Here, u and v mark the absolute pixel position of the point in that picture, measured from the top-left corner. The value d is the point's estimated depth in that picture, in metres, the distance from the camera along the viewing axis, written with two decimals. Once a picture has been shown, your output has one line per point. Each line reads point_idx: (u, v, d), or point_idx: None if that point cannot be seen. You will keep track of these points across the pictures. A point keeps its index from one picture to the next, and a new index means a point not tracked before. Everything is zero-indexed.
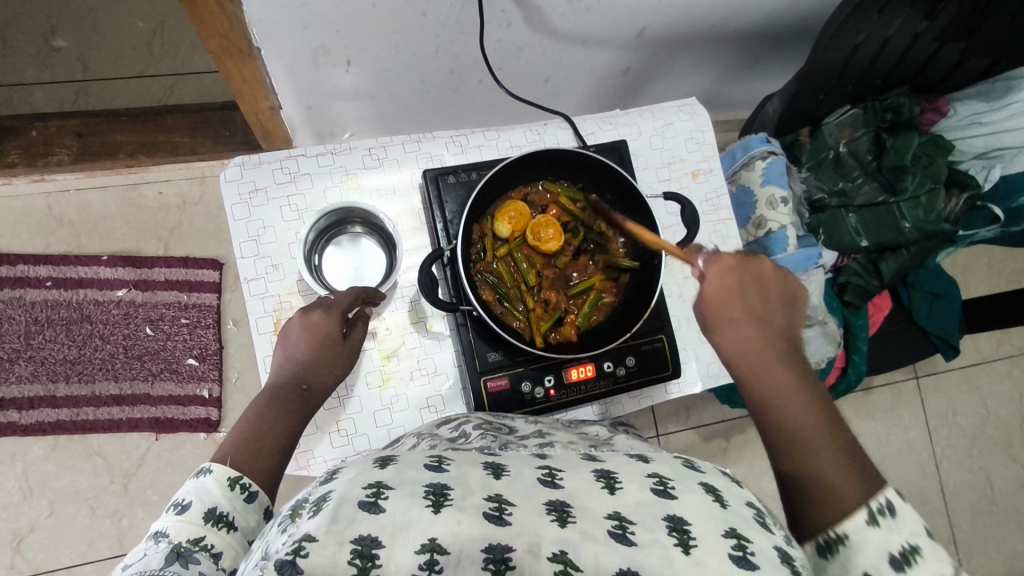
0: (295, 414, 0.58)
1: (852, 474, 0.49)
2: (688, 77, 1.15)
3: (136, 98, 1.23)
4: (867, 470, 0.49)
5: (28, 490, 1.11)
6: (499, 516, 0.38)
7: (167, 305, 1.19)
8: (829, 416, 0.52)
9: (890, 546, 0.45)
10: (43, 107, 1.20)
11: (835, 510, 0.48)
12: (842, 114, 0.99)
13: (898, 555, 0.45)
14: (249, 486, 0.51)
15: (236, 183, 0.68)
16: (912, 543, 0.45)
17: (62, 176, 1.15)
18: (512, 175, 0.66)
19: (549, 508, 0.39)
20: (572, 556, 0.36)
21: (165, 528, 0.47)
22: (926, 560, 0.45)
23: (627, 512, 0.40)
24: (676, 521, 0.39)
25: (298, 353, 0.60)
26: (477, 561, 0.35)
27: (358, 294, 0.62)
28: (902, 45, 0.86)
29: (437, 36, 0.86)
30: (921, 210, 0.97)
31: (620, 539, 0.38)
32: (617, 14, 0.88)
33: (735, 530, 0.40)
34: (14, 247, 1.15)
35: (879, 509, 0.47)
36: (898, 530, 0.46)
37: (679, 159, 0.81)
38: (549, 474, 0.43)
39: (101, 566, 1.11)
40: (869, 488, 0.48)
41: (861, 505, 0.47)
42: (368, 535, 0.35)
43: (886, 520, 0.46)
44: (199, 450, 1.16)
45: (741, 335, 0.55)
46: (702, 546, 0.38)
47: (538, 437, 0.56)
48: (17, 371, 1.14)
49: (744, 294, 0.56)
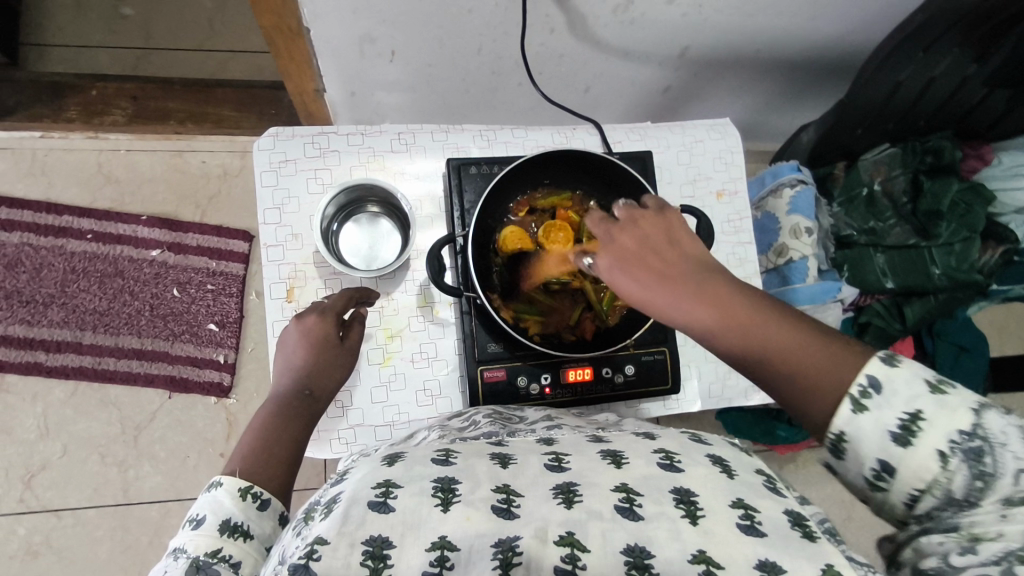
0: (303, 417, 0.60)
1: (824, 362, 0.43)
2: (726, 102, 1.14)
3: (192, 70, 1.29)
4: (836, 346, 0.44)
5: (45, 430, 1.16)
6: (507, 508, 0.39)
7: (196, 270, 1.23)
8: (777, 312, 0.46)
9: (887, 423, 0.41)
10: (106, 70, 1.27)
11: (820, 405, 0.43)
12: (880, 152, 0.98)
13: (898, 430, 0.40)
14: (260, 495, 0.52)
15: (268, 153, 0.70)
16: (910, 410, 0.40)
17: (114, 136, 1.21)
18: (533, 171, 0.68)
19: (555, 491, 0.40)
20: (579, 537, 0.37)
21: (182, 544, 0.47)
22: (930, 422, 0.40)
23: (634, 484, 0.41)
24: (683, 493, 0.40)
25: (296, 359, 0.62)
26: (487, 554, 0.36)
27: (350, 296, 0.66)
28: (948, 87, 0.84)
29: (481, 35, 0.87)
30: (954, 258, 0.94)
31: (629, 514, 0.39)
32: (659, 30, 0.88)
33: (743, 500, 0.41)
34: (64, 198, 1.21)
35: (861, 391, 0.42)
36: (891, 403, 0.41)
37: (705, 177, 0.81)
38: (556, 458, 0.44)
39: (103, 512, 1.14)
40: (849, 367, 0.43)
41: (840, 394, 0.42)
42: (379, 535, 0.36)
43: (873, 399, 0.41)
44: (208, 413, 1.20)
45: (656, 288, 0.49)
46: (709, 516, 0.39)
47: (547, 421, 0.58)
48: (49, 316, 1.19)
49: (641, 247, 0.51)
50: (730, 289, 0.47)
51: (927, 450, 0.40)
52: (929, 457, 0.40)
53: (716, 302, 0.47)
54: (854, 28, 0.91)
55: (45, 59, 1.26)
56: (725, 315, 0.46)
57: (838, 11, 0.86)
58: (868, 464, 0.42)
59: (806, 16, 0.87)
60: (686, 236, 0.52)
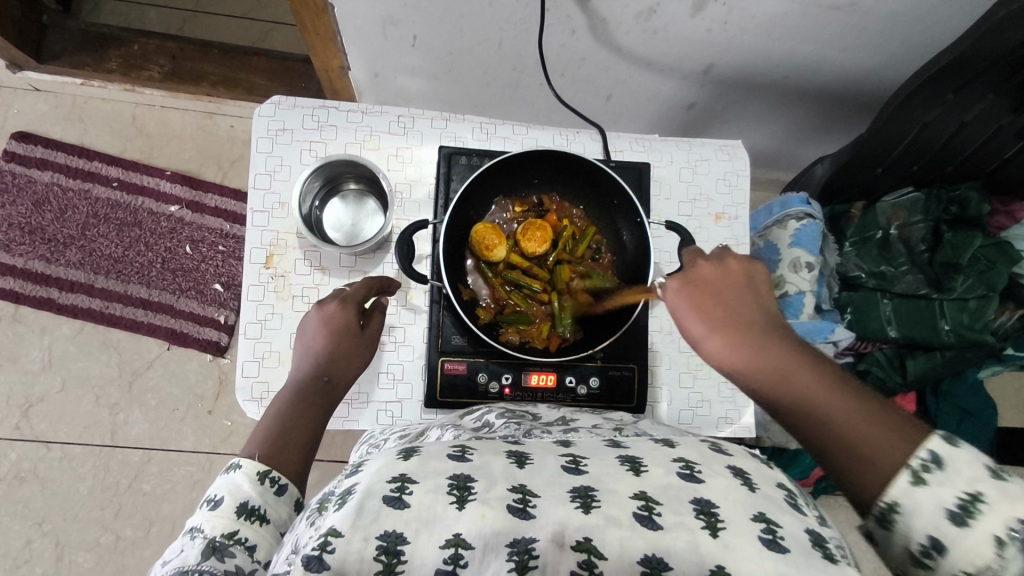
0: (320, 407, 0.60)
1: (881, 433, 0.43)
2: (754, 125, 1.11)
3: (234, 36, 1.30)
4: (898, 421, 0.44)
5: (49, 363, 1.20)
6: (522, 509, 0.37)
7: (210, 230, 1.26)
8: (841, 380, 0.47)
9: (944, 500, 0.40)
10: (153, 27, 1.29)
11: (877, 473, 0.43)
12: (902, 196, 0.96)
13: (956, 508, 0.40)
14: (278, 480, 0.53)
15: (267, 120, 0.72)
16: (971, 490, 0.40)
17: (150, 92, 1.26)
18: (520, 167, 0.67)
19: (573, 494, 0.38)
20: (597, 545, 0.36)
21: (200, 523, 0.49)
22: (990, 506, 0.39)
23: (653, 493, 0.39)
24: (703, 504, 0.39)
25: (317, 346, 0.62)
26: (502, 553, 0.35)
27: (373, 284, 0.66)
28: (980, 136, 0.83)
29: (501, 29, 0.84)
30: (967, 316, 0.93)
31: (646, 522, 0.37)
32: (685, 44, 0.86)
33: (764, 514, 0.39)
34: (97, 145, 1.27)
35: (923, 465, 0.41)
36: (953, 481, 0.40)
37: (706, 198, 0.79)
38: (573, 461, 0.42)
39: (90, 450, 1.18)
40: (907, 441, 0.43)
41: (898, 465, 0.42)
42: (394, 530, 0.35)
43: (934, 474, 0.41)
44: (201, 369, 1.23)
45: (734, 343, 0.50)
46: (729, 529, 0.37)
47: (562, 423, 0.57)
48: (67, 256, 1.24)
49: (717, 297, 0.53)
50: (800, 352, 0.48)
51: (984, 535, 0.39)
52: (986, 543, 0.38)
53: (788, 363, 0.48)
54: (889, 62, 0.87)
55: (98, 10, 1.29)
56: (798, 380, 0.47)
57: (875, 43, 0.83)
58: (917, 539, 0.41)
59: (840, 45, 0.84)
60: (764, 291, 0.53)
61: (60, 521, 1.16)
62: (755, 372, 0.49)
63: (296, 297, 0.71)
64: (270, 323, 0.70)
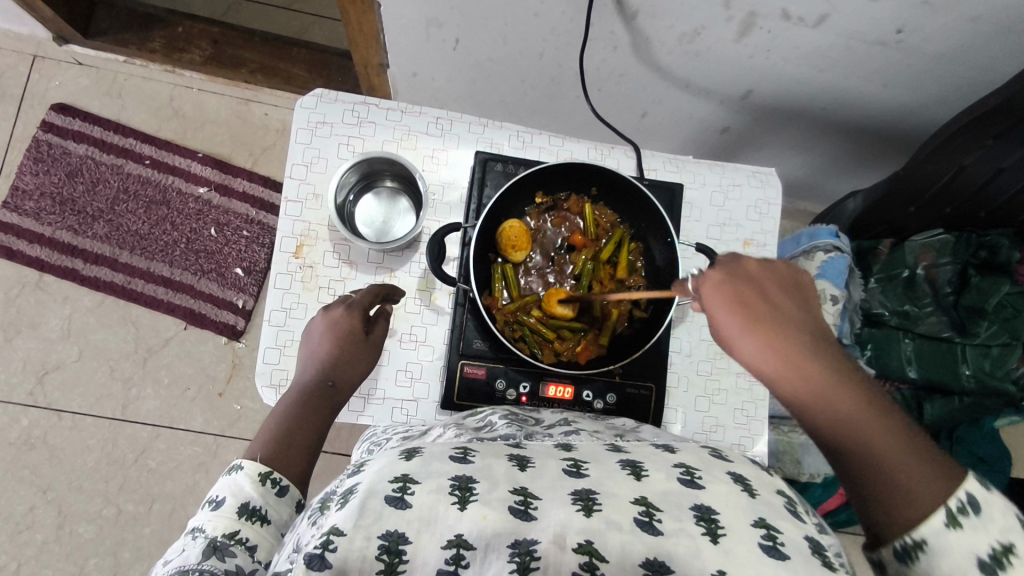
0: (326, 409, 0.61)
1: (923, 472, 0.43)
2: (786, 153, 1.11)
3: (278, 26, 1.30)
4: (937, 458, 0.44)
5: (67, 333, 1.22)
6: (524, 510, 0.37)
7: (236, 215, 1.28)
8: (891, 414, 0.46)
9: (979, 548, 0.41)
10: (193, 8, 1.29)
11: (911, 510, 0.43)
12: (932, 236, 0.95)
13: (987, 557, 0.41)
14: (279, 481, 0.54)
15: (309, 111, 0.73)
16: (1003, 541, 0.41)
17: (190, 74, 1.28)
18: (552, 177, 0.67)
19: (574, 496, 0.38)
20: (598, 547, 0.36)
21: (201, 525, 0.49)
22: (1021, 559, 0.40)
23: (654, 499, 0.39)
24: (703, 510, 0.38)
25: (321, 350, 0.62)
26: (504, 554, 0.35)
27: (377, 291, 0.66)
28: (1016, 184, 0.82)
29: (544, 40, 0.85)
30: (989, 361, 0.94)
31: (647, 528, 0.37)
32: (726, 68, 0.85)
33: (764, 520, 0.39)
34: (132, 122, 1.28)
35: (960, 507, 0.42)
36: (986, 526, 0.41)
37: (735, 224, 0.79)
38: (574, 465, 0.42)
39: (100, 422, 1.19)
40: (946, 479, 0.43)
41: (936, 504, 0.42)
42: (396, 530, 0.35)
43: (970, 518, 0.42)
44: (216, 351, 1.24)
45: (781, 355, 0.46)
46: (730, 535, 0.37)
47: (563, 425, 0.57)
48: (94, 229, 1.25)
49: (759, 299, 0.48)
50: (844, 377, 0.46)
51: None
52: None
53: (846, 389, 0.46)
54: (928, 101, 0.87)
55: None
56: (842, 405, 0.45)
57: (915, 82, 0.83)
58: None
59: (879, 81, 0.84)
60: (809, 303, 0.50)
61: (65, 490, 1.17)
62: (795, 381, 0.46)
63: (322, 288, 0.72)
64: (294, 312, 0.71)
